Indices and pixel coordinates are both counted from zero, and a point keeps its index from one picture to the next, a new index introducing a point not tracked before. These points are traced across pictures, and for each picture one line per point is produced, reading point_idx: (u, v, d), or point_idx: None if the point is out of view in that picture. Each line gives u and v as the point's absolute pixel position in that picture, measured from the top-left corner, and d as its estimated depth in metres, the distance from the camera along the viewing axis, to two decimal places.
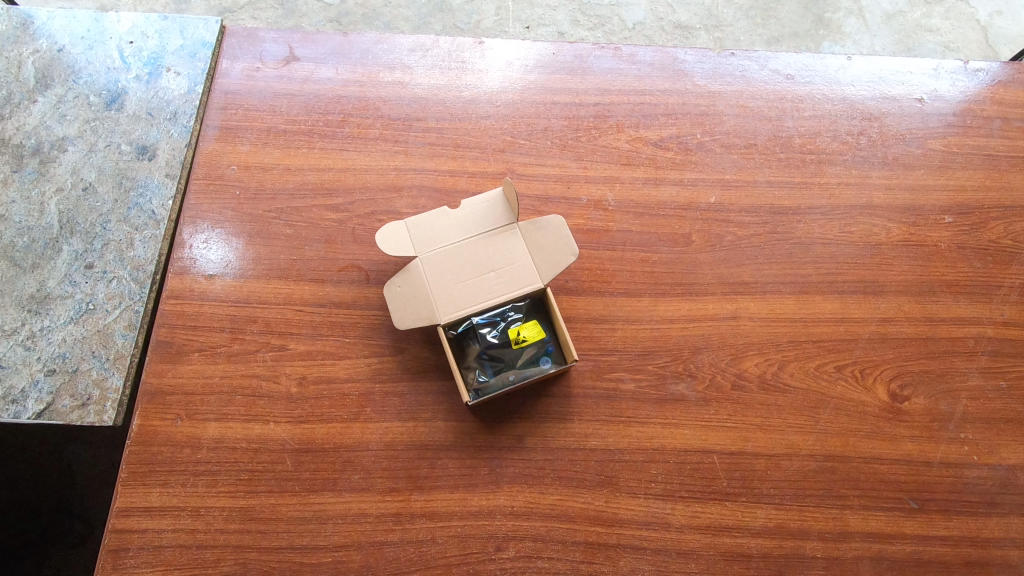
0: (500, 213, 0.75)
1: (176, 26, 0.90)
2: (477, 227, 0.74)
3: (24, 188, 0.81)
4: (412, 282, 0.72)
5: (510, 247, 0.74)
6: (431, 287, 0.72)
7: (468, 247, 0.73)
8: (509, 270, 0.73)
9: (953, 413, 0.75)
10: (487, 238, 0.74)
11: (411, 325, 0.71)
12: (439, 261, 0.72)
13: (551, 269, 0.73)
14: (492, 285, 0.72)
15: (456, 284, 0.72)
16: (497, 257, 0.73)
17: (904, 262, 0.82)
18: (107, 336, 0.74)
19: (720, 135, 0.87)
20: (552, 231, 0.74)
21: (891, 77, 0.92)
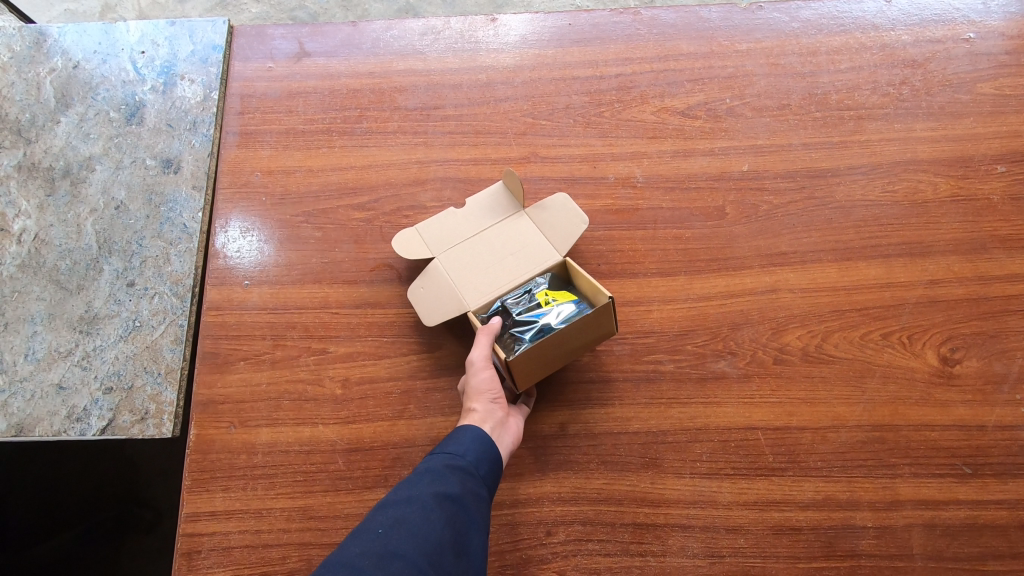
0: (506, 203, 0.76)
1: (184, 32, 0.91)
2: (486, 217, 0.76)
3: (60, 211, 0.82)
4: (434, 281, 0.72)
5: (523, 231, 0.75)
6: (453, 282, 0.72)
7: (483, 238, 0.74)
8: (527, 252, 0.73)
9: (1008, 374, 0.73)
10: (499, 228, 0.75)
11: (441, 320, 0.70)
12: (456, 257, 0.73)
13: (568, 242, 0.73)
14: (513, 268, 0.72)
15: (478, 276, 0.72)
16: (512, 242, 0.74)
17: (953, 218, 0.78)
18: (156, 351, 0.76)
19: (751, 98, 0.83)
20: (559, 207, 0.74)
21: (934, 18, 0.86)
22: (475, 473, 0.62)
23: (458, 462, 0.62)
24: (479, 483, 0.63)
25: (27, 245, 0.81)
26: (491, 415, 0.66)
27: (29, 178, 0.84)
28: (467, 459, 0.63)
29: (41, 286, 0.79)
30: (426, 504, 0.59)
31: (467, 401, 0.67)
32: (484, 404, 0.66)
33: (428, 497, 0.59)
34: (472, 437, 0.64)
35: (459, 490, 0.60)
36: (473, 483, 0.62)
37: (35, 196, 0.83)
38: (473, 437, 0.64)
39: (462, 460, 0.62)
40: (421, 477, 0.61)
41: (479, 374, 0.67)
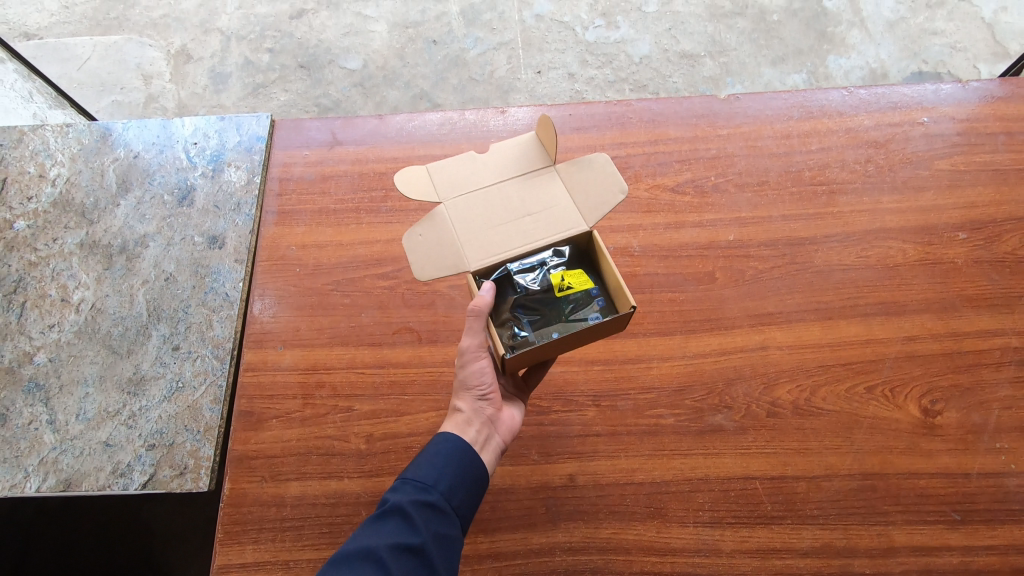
0: (534, 150, 0.75)
1: (232, 126, 1.03)
2: (507, 167, 0.74)
3: (115, 283, 0.92)
4: (434, 230, 0.71)
5: (549, 188, 0.73)
6: (454, 234, 0.70)
7: (501, 192, 0.72)
8: (548, 215, 0.71)
9: (987, 424, 0.78)
10: (520, 183, 0.73)
11: (437, 273, 0.69)
12: (464, 206, 0.72)
13: (597, 212, 0.72)
14: (528, 229, 0.71)
15: (485, 230, 0.70)
16: (533, 202, 0.72)
17: (923, 280, 0.85)
18: (196, 410, 0.83)
19: (734, 176, 0.94)
20: (594, 173, 0.73)
21: (893, 104, 0.98)
22: (445, 503, 0.64)
23: (428, 494, 0.64)
24: (450, 513, 0.65)
25: (84, 314, 0.90)
26: (474, 414, 0.71)
27: (89, 255, 0.94)
28: (437, 491, 0.65)
29: (95, 350, 0.87)
30: (395, 547, 0.60)
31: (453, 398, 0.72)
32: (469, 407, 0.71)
33: (399, 532, 0.61)
34: (441, 467, 0.66)
35: (426, 530, 0.62)
36: (442, 513, 0.64)
37: (94, 269, 0.93)
38: (441, 468, 0.66)
39: (431, 491, 0.64)
40: (387, 520, 0.62)
41: (464, 368, 0.70)
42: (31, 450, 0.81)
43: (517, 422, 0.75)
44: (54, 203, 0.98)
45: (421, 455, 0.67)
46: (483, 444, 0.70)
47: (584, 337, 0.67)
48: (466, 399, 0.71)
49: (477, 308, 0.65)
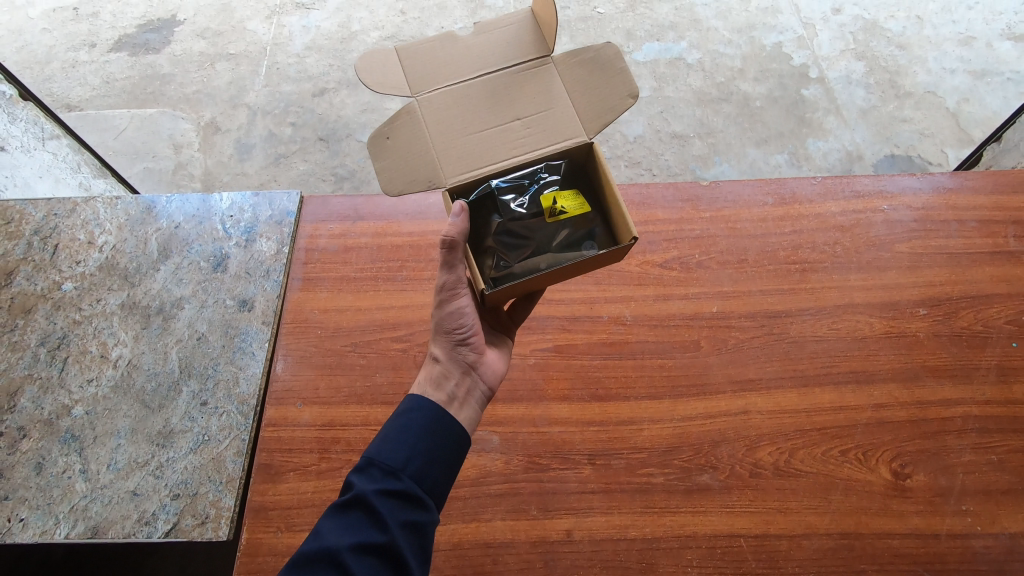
0: (529, 48, 0.76)
1: (266, 200, 1.15)
2: (494, 64, 0.76)
3: (151, 341, 1.00)
4: (408, 133, 0.73)
5: (545, 89, 0.76)
6: (430, 142, 0.73)
7: (483, 93, 0.75)
8: (537, 119, 0.75)
9: (952, 487, 0.84)
10: (506, 83, 0.75)
11: (416, 185, 0.72)
12: (443, 108, 0.74)
13: (599, 118, 0.76)
14: (515, 134, 0.75)
15: (467, 138, 0.74)
16: (521, 103, 0.75)
17: (889, 352, 0.94)
18: (220, 462, 0.89)
19: (716, 254, 1.04)
20: (595, 73, 0.76)
21: (857, 192, 1.10)
22: (411, 484, 0.65)
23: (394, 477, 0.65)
24: (417, 495, 0.65)
25: (121, 370, 0.97)
26: (452, 362, 0.77)
27: (129, 315, 1.03)
28: (403, 474, 0.65)
29: (128, 404, 0.94)
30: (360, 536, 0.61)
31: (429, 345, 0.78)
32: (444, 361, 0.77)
33: (364, 520, 0.62)
34: (406, 451, 0.67)
35: (390, 519, 0.62)
36: (409, 496, 0.65)
37: (133, 328, 1.01)
38: (407, 451, 0.67)
39: (397, 475, 0.65)
40: (350, 511, 0.63)
41: (441, 308, 0.76)
42: (63, 498, 0.87)
43: (500, 374, 0.82)
44: (100, 267, 1.08)
45: (386, 437, 0.68)
46: (461, 399, 0.75)
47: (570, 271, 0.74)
48: (444, 345, 0.78)
49: (449, 242, 0.71)
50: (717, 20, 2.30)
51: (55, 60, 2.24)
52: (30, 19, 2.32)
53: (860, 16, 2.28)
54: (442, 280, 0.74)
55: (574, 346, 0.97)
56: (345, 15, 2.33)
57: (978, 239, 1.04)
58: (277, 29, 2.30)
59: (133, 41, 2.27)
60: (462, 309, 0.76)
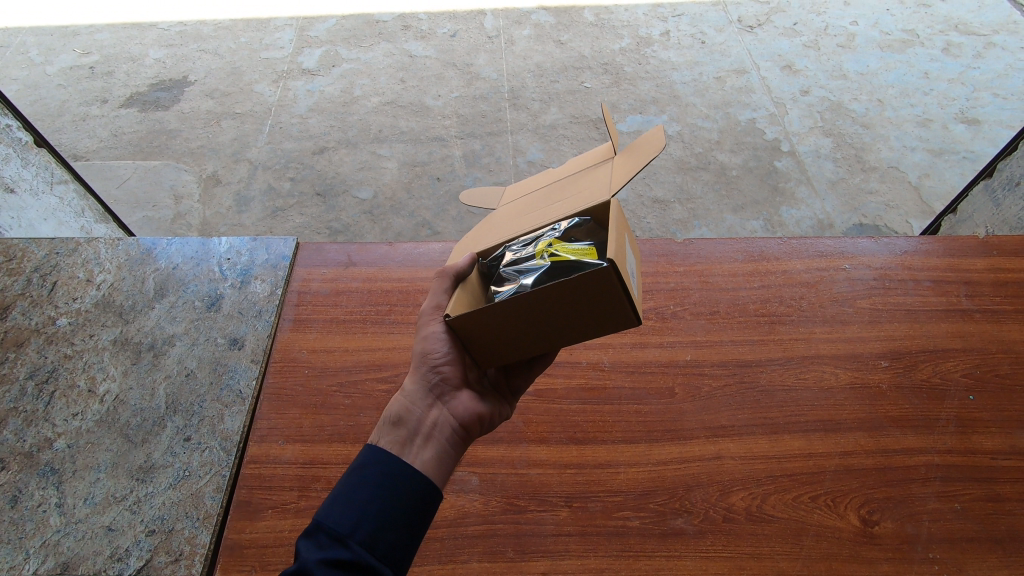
0: (594, 152, 0.80)
1: (263, 246, 1.20)
2: (565, 170, 0.82)
3: (140, 377, 1.02)
4: (479, 228, 0.83)
5: (591, 174, 0.76)
6: (487, 230, 0.80)
7: (541, 195, 0.79)
8: (574, 199, 0.73)
9: (920, 535, 0.86)
10: (564, 184, 0.78)
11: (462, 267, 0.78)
12: (509, 212, 0.82)
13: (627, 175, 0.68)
14: (552, 213, 0.74)
15: (513, 221, 0.78)
16: (568, 193, 0.76)
17: (854, 401, 0.98)
18: (198, 498, 0.89)
19: (690, 305, 1.10)
20: (639, 147, 0.71)
21: (819, 253, 1.18)
22: (366, 547, 0.57)
23: (345, 541, 0.57)
24: (373, 562, 0.56)
25: (107, 404, 0.99)
26: (421, 392, 0.69)
27: (120, 350, 1.05)
28: (354, 538, 0.57)
29: (111, 438, 0.95)
30: None
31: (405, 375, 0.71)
32: (413, 393, 0.69)
33: None
34: (359, 511, 0.59)
35: None
36: (364, 561, 0.56)
37: (122, 364, 1.03)
38: (360, 510, 0.59)
39: (347, 538, 0.57)
40: None
41: (418, 333, 0.70)
42: (35, 532, 0.86)
43: (478, 413, 0.69)
44: (95, 304, 1.11)
45: (334, 498, 0.60)
46: (423, 435, 0.66)
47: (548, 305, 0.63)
48: (416, 374, 0.70)
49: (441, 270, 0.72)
50: (696, 97, 2.48)
51: (67, 113, 2.35)
52: (46, 75, 2.47)
53: (826, 98, 2.48)
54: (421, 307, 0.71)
55: (553, 390, 1.00)
56: (348, 82, 2.49)
57: (931, 298, 1.11)
58: (282, 92, 2.45)
59: (144, 99, 2.40)
60: (435, 334, 0.69)
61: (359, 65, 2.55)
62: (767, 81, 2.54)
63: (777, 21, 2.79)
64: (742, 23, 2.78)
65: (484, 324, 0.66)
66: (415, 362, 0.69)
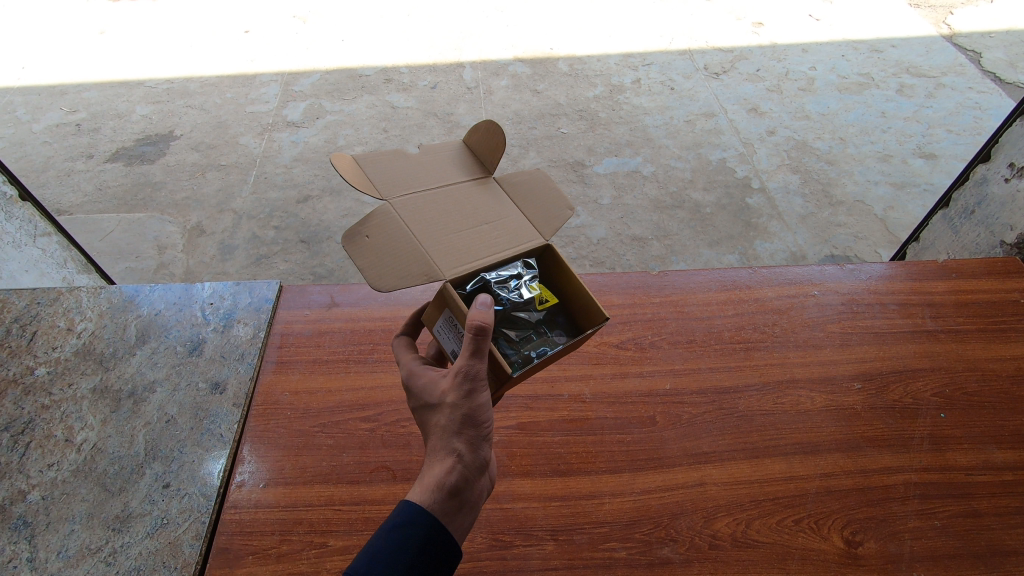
0: (473, 170, 0.83)
1: (246, 289, 1.22)
2: (448, 176, 0.81)
3: (119, 424, 1.01)
4: (386, 232, 0.71)
5: (497, 202, 0.80)
6: (411, 238, 0.71)
7: (448, 201, 0.77)
8: (500, 225, 0.78)
9: (903, 554, 0.87)
10: (468, 195, 0.79)
11: (409, 284, 0.67)
12: (414, 210, 0.74)
13: (549, 226, 0.80)
14: (488, 237, 0.77)
15: (446, 236, 0.74)
16: (484, 212, 0.79)
17: (830, 423, 1.00)
18: (177, 547, 0.87)
19: (667, 335, 1.12)
20: (535, 186, 0.83)
21: (789, 280, 1.22)
22: None
23: None
24: None
25: (84, 453, 0.97)
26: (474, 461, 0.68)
27: (100, 399, 1.04)
28: None
29: (87, 488, 0.93)
30: None
31: (452, 437, 0.67)
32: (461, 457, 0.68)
33: None
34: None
35: None
36: None
37: (101, 412, 1.02)
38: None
39: None
40: None
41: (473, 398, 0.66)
42: None
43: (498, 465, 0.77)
44: (75, 353, 1.11)
45: (375, 559, 0.62)
46: (475, 504, 0.68)
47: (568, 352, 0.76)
48: (468, 438, 0.67)
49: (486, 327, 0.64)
50: (668, 139, 2.59)
51: (52, 168, 2.38)
52: (32, 133, 2.52)
53: (791, 137, 2.60)
54: (474, 367, 0.65)
55: (536, 423, 1.01)
56: (332, 132, 2.56)
57: (898, 320, 1.15)
58: (267, 143, 2.51)
59: (130, 153, 2.44)
60: (487, 402, 0.68)
61: (343, 117, 2.63)
62: (735, 123, 2.67)
63: (741, 67, 2.96)
64: (707, 70, 2.93)
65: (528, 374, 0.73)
66: (470, 429, 0.68)
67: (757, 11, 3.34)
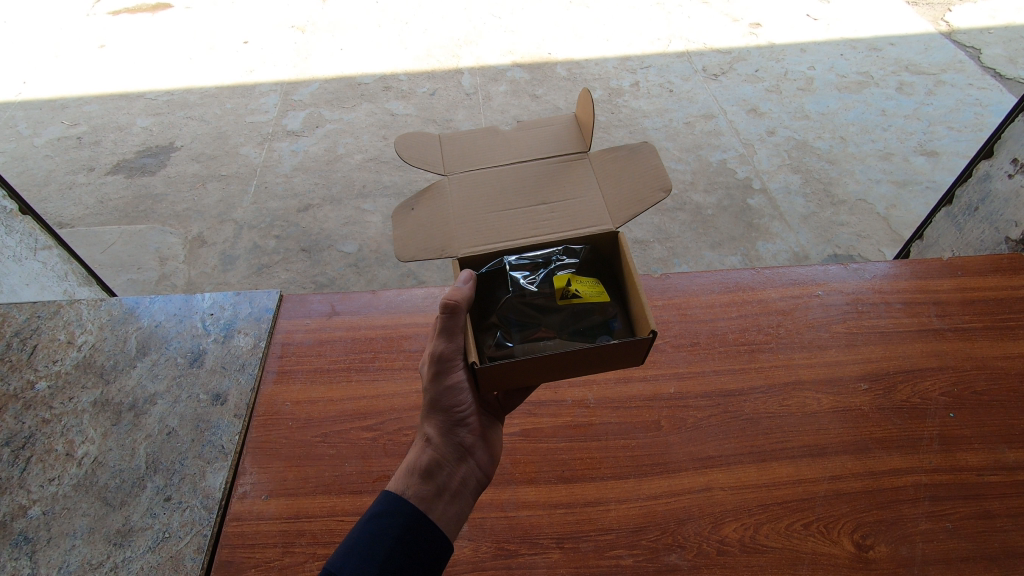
0: (570, 147, 0.84)
1: (246, 299, 1.21)
2: (526, 154, 0.84)
3: (120, 437, 1.00)
4: (431, 204, 0.79)
5: (579, 181, 0.82)
6: (448, 216, 0.78)
7: (511, 179, 0.81)
8: (565, 208, 0.80)
9: (914, 557, 0.85)
10: (544, 172, 0.82)
11: (419, 256, 0.76)
12: (470, 185, 0.80)
13: (629, 209, 0.78)
14: (539, 219, 0.79)
15: (486, 214, 0.79)
16: (553, 193, 0.81)
17: (838, 425, 0.99)
18: (178, 561, 0.87)
19: (670, 338, 1.11)
20: (633, 166, 0.80)
21: (792, 281, 1.21)
22: None
23: None
24: None
25: (85, 467, 0.97)
26: (448, 446, 0.74)
27: (100, 412, 1.04)
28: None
29: (88, 502, 0.93)
30: None
31: (425, 422, 0.74)
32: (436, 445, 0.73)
33: None
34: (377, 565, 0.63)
35: None
36: None
37: (102, 425, 1.02)
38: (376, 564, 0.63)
39: None
40: None
41: (441, 383, 0.72)
42: None
43: (494, 463, 0.78)
44: (76, 366, 1.10)
45: (353, 546, 0.64)
46: (454, 492, 0.71)
47: (586, 357, 0.70)
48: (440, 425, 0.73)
49: (451, 308, 0.68)
50: (667, 141, 2.58)
51: (53, 182, 2.39)
52: (34, 148, 2.53)
53: (791, 138, 2.60)
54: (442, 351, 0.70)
55: (539, 429, 1.00)
56: (332, 141, 2.57)
57: (904, 319, 1.14)
58: (267, 153, 2.51)
59: (131, 166, 2.45)
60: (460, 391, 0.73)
61: (342, 126, 2.64)
62: (735, 124, 2.66)
63: (739, 68, 2.95)
64: (706, 72, 2.93)
65: (519, 369, 0.69)
66: (442, 415, 0.73)
67: (753, 12, 3.34)
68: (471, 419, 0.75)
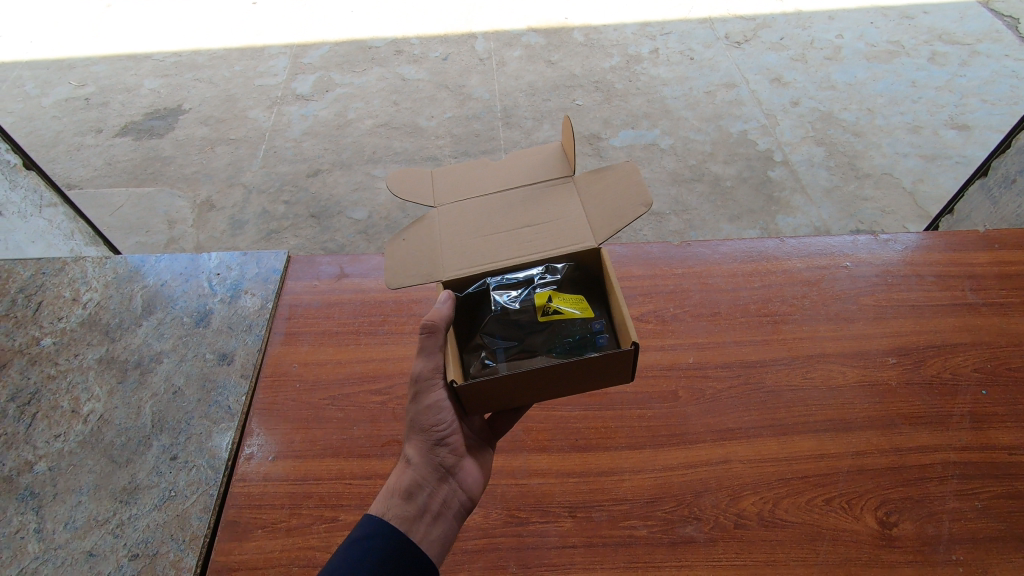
0: (554, 166, 0.78)
1: (253, 259, 1.18)
2: (514, 177, 0.78)
3: (126, 396, 0.99)
4: (418, 229, 0.75)
5: (561, 200, 0.75)
6: (435, 243, 0.75)
7: (498, 204, 0.76)
8: (548, 227, 0.74)
9: (941, 536, 0.82)
10: (528, 195, 0.76)
11: (405, 284, 0.72)
12: (458, 214, 0.76)
13: (612, 226, 0.72)
14: (523, 240, 0.73)
15: (473, 239, 0.74)
16: (538, 214, 0.75)
17: (863, 400, 0.95)
18: (185, 519, 0.86)
19: (690, 307, 1.07)
20: (616, 182, 0.73)
21: (819, 251, 1.16)
22: None
23: None
24: None
25: (90, 424, 0.95)
26: (428, 466, 0.71)
27: (105, 369, 1.02)
28: None
29: (95, 459, 0.92)
30: None
31: (405, 444, 0.73)
32: (418, 466, 0.71)
33: None
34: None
35: None
36: None
37: (108, 383, 1.00)
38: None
39: None
40: None
41: (419, 403, 0.70)
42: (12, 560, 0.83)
43: (480, 483, 0.76)
44: (81, 323, 1.08)
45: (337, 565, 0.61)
46: (435, 513, 0.69)
47: (566, 372, 0.65)
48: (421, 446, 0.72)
49: (430, 325, 0.68)
50: (687, 110, 2.50)
51: (62, 143, 2.36)
52: (42, 108, 2.49)
53: (816, 108, 2.50)
54: (418, 370, 0.69)
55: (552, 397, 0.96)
56: (342, 105, 2.51)
57: (936, 292, 1.09)
58: (276, 117, 2.46)
59: (139, 128, 2.41)
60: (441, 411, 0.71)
61: (353, 89, 2.57)
62: (758, 94, 2.57)
63: (764, 36, 2.83)
64: (729, 39, 2.82)
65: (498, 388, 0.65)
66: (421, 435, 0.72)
67: None
68: (454, 438, 0.73)
